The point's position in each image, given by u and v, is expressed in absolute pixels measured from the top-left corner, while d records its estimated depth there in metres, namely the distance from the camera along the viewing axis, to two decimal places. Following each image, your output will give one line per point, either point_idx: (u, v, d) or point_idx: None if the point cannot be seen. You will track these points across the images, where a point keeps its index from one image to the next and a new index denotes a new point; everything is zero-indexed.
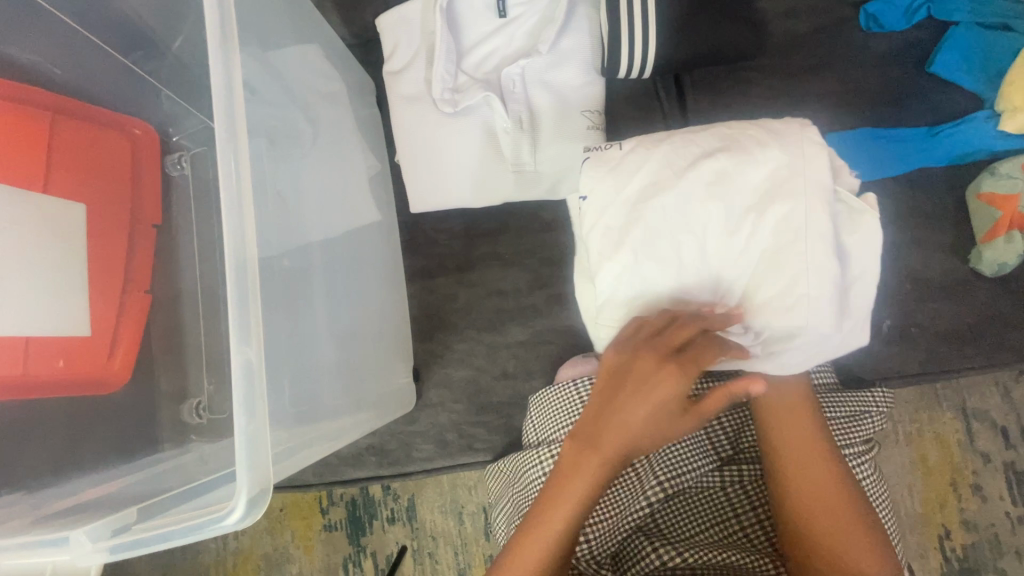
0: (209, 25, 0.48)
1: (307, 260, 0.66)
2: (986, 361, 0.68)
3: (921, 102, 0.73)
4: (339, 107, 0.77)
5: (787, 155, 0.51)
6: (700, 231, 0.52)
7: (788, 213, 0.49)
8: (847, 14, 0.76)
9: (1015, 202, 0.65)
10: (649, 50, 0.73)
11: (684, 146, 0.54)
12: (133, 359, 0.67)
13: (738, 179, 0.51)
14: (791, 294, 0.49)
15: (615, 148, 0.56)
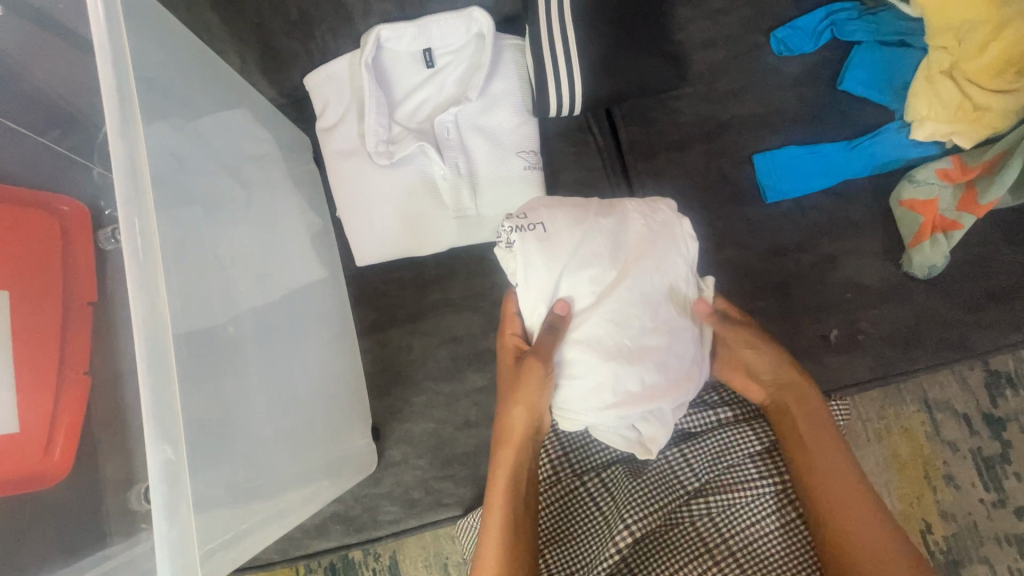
0: (110, 113, 0.47)
1: (246, 328, 0.62)
2: (933, 361, 0.69)
3: (838, 118, 0.76)
4: (275, 168, 0.76)
5: (670, 244, 0.58)
6: (631, 314, 0.55)
7: (675, 296, 0.58)
8: (759, 40, 0.79)
9: (935, 206, 0.68)
10: (576, 89, 0.76)
11: (604, 225, 0.56)
12: (74, 448, 0.62)
13: (646, 260, 0.56)
14: (688, 357, 0.57)
15: (542, 227, 0.54)
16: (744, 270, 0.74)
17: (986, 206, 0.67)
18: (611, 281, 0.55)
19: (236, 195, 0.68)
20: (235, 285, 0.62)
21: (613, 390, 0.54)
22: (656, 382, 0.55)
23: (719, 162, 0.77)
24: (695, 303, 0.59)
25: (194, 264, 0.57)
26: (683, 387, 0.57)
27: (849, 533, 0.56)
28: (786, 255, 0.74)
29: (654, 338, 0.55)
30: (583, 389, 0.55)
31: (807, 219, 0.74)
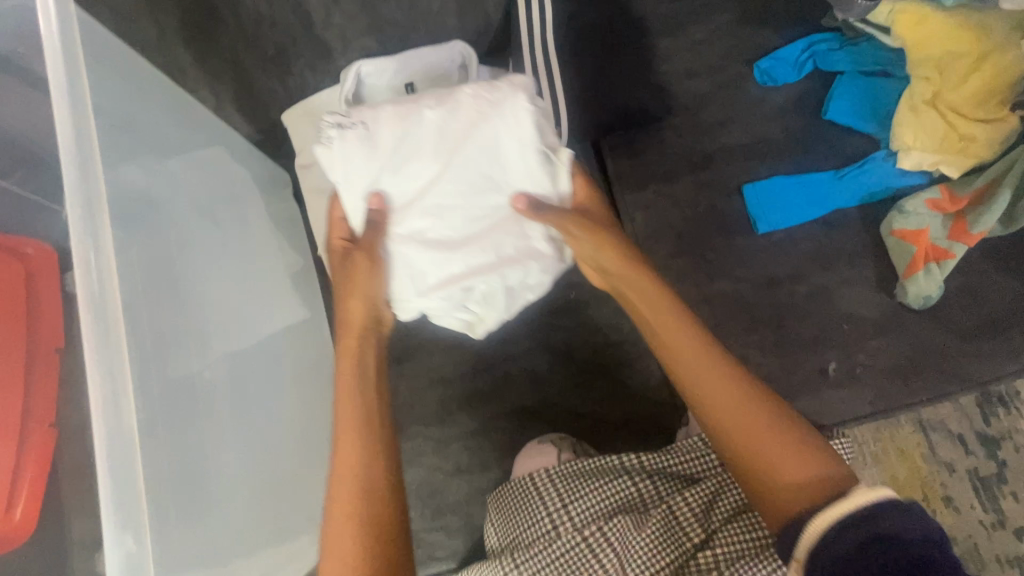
0: (68, 163, 0.48)
1: (221, 375, 0.59)
2: (935, 393, 0.68)
3: (825, 147, 0.76)
4: (252, 206, 0.73)
5: (507, 118, 0.55)
6: (462, 195, 0.57)
7: (515, 178, 0.57)
8: (742, 70, 0.79)
9: (926, 236, 0.68)
10: (562, 121, 0.74)
11: (435, 113, 0.55)
12: (37, 508, 0.60)
13: (477, 137, 0.55)
14: (516, 246, 0.59)
15: (360, 125, 0.54)
16: (738, 302, 0.73)
17: (976, 236, 0.66)
18: (457, 194, 0.57)
19: (211, 234, 0.65)
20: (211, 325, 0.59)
21: (440, 274, 0.58)
22: (482, 262, 0.58)
23: (707, 193, 0.76)
24: (543, 183, 0.57)
25: (168, 305, 0.54)
26: (520, 272, 0.60)
27: (723, 432, 0.51)
28: (779, 286, 0.73)
29: (490, 250, 0.58)
30: (416, 291, 0.60)
31: (800, 249, 0.73)
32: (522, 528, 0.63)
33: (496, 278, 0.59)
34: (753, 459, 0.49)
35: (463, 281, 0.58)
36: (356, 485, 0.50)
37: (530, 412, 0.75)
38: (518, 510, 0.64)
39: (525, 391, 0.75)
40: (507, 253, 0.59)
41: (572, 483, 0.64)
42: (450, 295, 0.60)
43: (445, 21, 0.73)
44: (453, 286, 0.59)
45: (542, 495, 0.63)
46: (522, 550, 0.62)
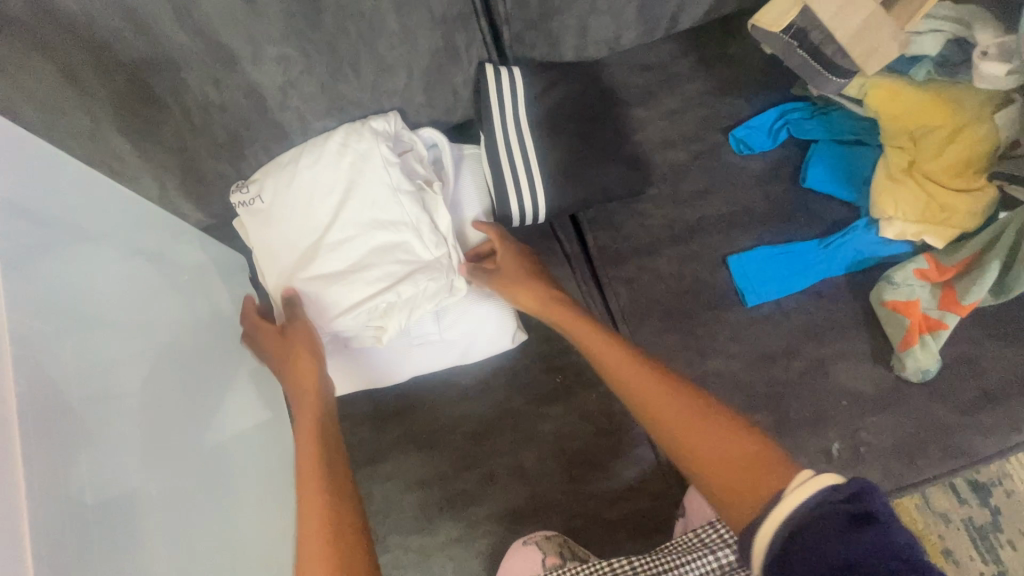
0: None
1: (153, 495, 0.51)
2: (940, 471, 0.65)
3: (806, 215, 0.75)
4: (172, 301, 0.64)
5: (356, 141, 0.65)
6: (344, 217, 0.65)
7: (384, 189, 0.65)
8: (718, 139, 0.78)
9: (918, 307, 0.66)
10: (538, 197, 0.72)
11: (308, 151, 0.66)
12: None
13: (352, 181, 0.65)
14: (406, 261, 0.65)
15: (257, 200, 0.66)
16: (733, 381, 0.69)
17: (968, 306, 0.65)
18: (358, 235, 0.65)
19: (132, 338, 0.56)
20: (139, 441, 0.52)
21: (343, 306, 0.64)
22: (375, 286, 0.64)
23: (693, 266, 0.74)
24: (415, 210, 0.66)
25: (84, 425, 0.46)
26: (410, 290, 0.65)
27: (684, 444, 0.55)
28: (774, 363, 0.69)
29: (390, 274, 0.65)
30: (324, 318, 0.65)
31: (791, 323, 0.70)
32: None
33: (399, 308, 0.65)
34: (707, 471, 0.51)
35: (360, 311, 0.64)
36: (325, 504, 0.50)
37: (519, 515, 0.68)
38: None
39: (512, 489, 0.69)
40: (396, 281, 0.64)
41: None
42: (362, 315, 0.65)
43: (412, 100, 0.69)
44: (355, 314, 0.64)
45: None
46: None
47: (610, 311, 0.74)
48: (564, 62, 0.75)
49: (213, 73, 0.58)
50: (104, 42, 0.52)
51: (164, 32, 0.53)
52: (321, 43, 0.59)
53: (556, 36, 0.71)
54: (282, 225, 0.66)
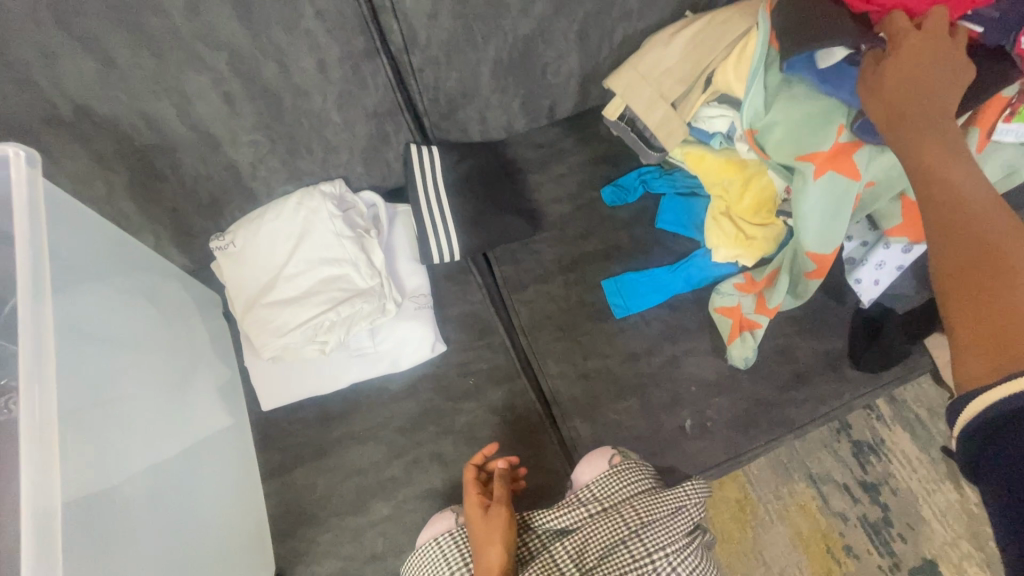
0: (23, 343, 0.56)
1: (136, 480, 0.67)
2: (769, 438, 0.84)
3: (661, 248, 0.97)
4: (163, 332, 0.82)
5: (309, 201, 0.87)
6: (296, 257, 0.85)
7: (330, 236, 0.86)
8: (594, 194, 1.02)
9: (739, 310, 0.88)
10: (453, 239, 0.93)
11: (272, 207, 0.87)
12: None
13: (304, 231, 0.86)
14: (346, 290, 0.85)
15: (231, 245, 0.85)
16: (610, 376, 0.88)
17: (773, 308, 0.86)
18: (308, 269, 0.85)
19: (122, 352, 0.73)
20: (124, 427, 0.68)
21: (291, 324, 0.83)
22: (319, 308, 0.83)
23: (577, 289, 0.94)
24: (353, 251, 0.86)
25: (92, 433, 0.63)
26: (348, 311, 0.84)
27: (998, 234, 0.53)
28: (639, 360, 0.89)
29: (332, 299, 0.84)
30: (278, 333, 0.82)
31: (651, 330, 0.90)
32: None
33: (339, 326, 0.84)
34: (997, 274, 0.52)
35: (306, 327, 0.83)
36: None
37: (438, 494, 0.83)
38: None
39: (433, 472, 0.84)
40: (337, 305, 0.84)
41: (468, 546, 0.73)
42: (307, 331, 0.83)
43: (354, 170, 0.92)
44: (301, 330, 0.82)
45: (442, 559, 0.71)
46: None
47: (514, 326, 0.93)
48: (473, 142, 0.99)
49: (201, 153, 0.79)
50: (125, 134, 0.73)
51: (169, 127, 0.75)
52: (283, 133, 0.82)
53: (464, 124, 0.96)
54: (249, 264, 0.85)
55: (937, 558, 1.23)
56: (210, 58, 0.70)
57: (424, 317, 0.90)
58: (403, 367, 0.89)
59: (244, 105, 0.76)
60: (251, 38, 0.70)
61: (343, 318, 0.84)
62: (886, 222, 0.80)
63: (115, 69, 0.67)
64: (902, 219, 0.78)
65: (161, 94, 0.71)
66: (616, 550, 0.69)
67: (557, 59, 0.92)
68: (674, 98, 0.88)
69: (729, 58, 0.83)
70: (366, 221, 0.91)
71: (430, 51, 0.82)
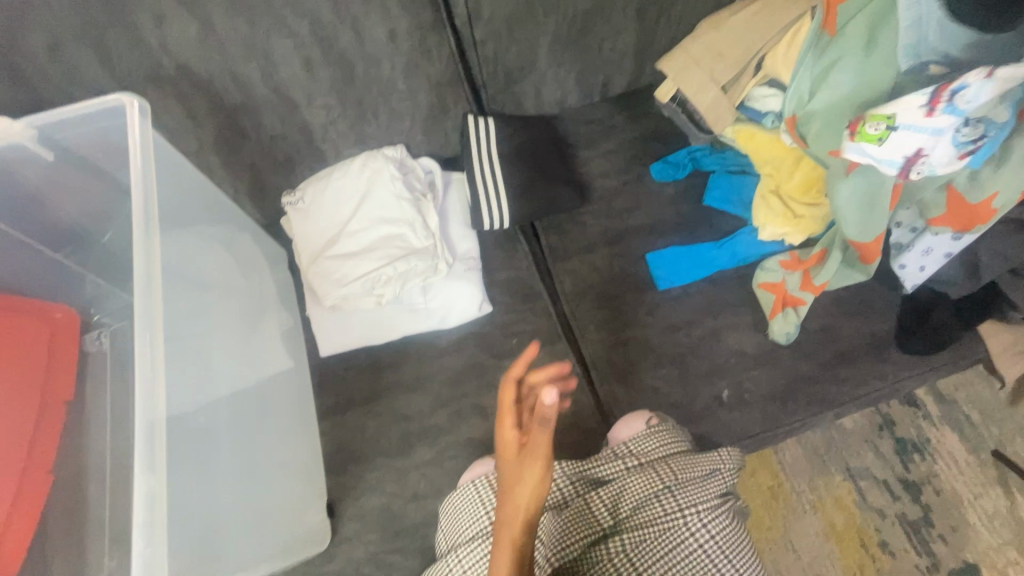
0: (135, 263, 0.64)
1: (210, 405, 0.74)
2: (807, 415, 0.86)
3: (707, 225, 0.99)
4: (236, 276, 0.89)
5: (372, 164, 0.93)
6: (359, 215, 0.91)
7: (389, 196, 0.92)
8: (643, 170, 1.04)
9: (782, 286, 0.89)
10: (503, 207, 0.97)
11: (338, 168, 0.94)
12: (25, 547, 0.72)
13: (367, 191, 0.92)
14: (402, 247, 0.90)
15: (302, 201, 0.93)
16: (649, 344, 0.90)
17: (819, 286, 0.86)
18: (369, 226, 0.91)
19: (197, 291, 0.80)
20: (201, 357, 0.75)
21: (352, 276, 0.89)
22: (377, 263, 0.89)
23: (621, 261, 0.97)
24: (410, 212, 0.92)
25: (175, 363, 0.70)
26: (404, 267, 0.89)
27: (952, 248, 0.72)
28: (679, 331, 0.91)
29: (390, 255, 0.90)
30: (340, 284, 0.89)
31: (693, 303, 0.92)
32: (467, 528, 0.74)
33: (395, 281, 0.89)
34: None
35: (364, 280, 0.88)
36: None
37: (478, 444, 0.88)
38: (464, 512, 0.75)
39: (474, 423, 0.89)
40: (393, 261, 0.89)
41: None
42: (366, 283, 0.89)
43: (415, 137, 0.98)
44: (360, 282, 0.88)
45: (483, 497, 0.75)
46: (467, 547, 0.73)
47: (557, 293, 0.96)
48: (527, 115, 1.03)
49: (280, 114, 0.87)
50: (215, 93, 0.81)
51: (254, 88, 0.82)
52: (353, 99, 0.88)
53: (519, 97, 1.00)
54: (316, 219, 0.92)
55: (980, 562, 1.19)
56: (294, 24, 0.76)
57: (472, 278, 0.94)
58: (450, 324, 0.94)
59: (321, 71, 0.83)
60: (332, 6, 0.76)
61: (398, 272, 0.89)
62: (930, 211, 0.75)
63: (213, 32, 0.74)
64: (946, 208, 0.73)
65: (250, 57, 0.78)
66: (650, 506, 0.71)
67: (614, 35, 0.95)
68: (725, 83, 0.88)
69: (780, 44, 0.84)
70: (421, 185, 0.96)
71: (493, 24, 0.86)
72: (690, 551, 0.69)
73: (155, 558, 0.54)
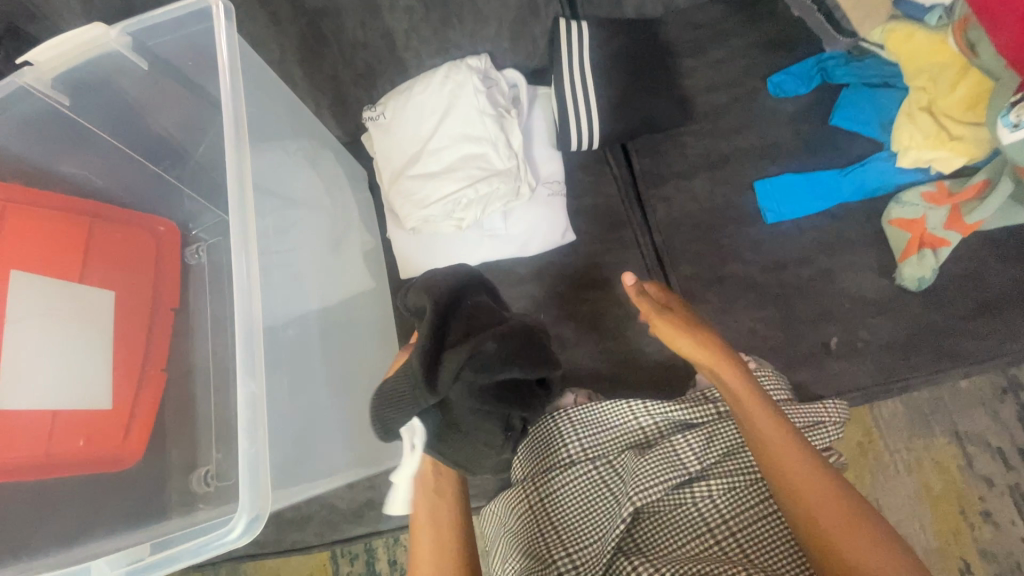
0: (229, 172, 0.63)
1: (297, 321, 0.75)
2: (929, 370, 0.76)
3: (832, 149, 0.87)
4: (321, 195, 0.89)
5: (455, 76, 0.86)
6: (440, 132, 0.86)
7: (472, 112, 0.85)
8: (758, 84, 0.91)
9: (921, 224, 0.78)
10: (594, 126, 0.87)
11: (419, 81, 0.88)
12: (146, 437, 0.82)
13: (449, 106, 0.86)
14: (484, 169, 0.85)
15: (382, 116, 0.89)
16: (750, 282, 0.82)
17: (970, 226, 0.77)
18: (451, 144, 0.86)
19: (282, 209, 0.80)
20: (288, 275, 0.76)
21: (432, 196, 0.85)
22: (458, 184, 0.84)
23: (724, 189, 0.87)
24: (494, 129, 0.85)
25: (267, 276, 0.72)
26: (484, 189, 0.84)
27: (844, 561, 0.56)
28: (786, 270, 0.82)
29: (472, 176, 0.85)
30: (421, 205, 0.86)
31: (806, 239, 0.83)
32: (544, 460, 0.72)
33: (476, 204, 0.85)
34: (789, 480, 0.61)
35: (445, 201, 0.85)
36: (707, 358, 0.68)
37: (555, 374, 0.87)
38: (541, 442, 0.73)
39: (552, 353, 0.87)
40: (475, 183, 0.84)
41: (585, 424, 0.72)
42: (446, 206, 0.85)
43: (500, 46, 0.89)
44: (440, 204, 0.85)
45: (563, 430, 0.72)
46: (543, 477, 0.71)
47: (648, 222, 0.88)
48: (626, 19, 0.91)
49: (362, 19, 0.81)
50: None
51: None
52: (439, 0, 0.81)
53: None
54: (396, 136, 0.88)
55: None
56: None
57: (555, 204, 0.89)
58: (530, 251, 0.89)
59: None
60: None
61: (478, 195, 0.85)
62: None
63: None
64: None
65: None
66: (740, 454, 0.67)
67: None
68: None
69: None
70: (505, 100, 0.89)
71: None
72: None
73: (259, 462, 0.55)
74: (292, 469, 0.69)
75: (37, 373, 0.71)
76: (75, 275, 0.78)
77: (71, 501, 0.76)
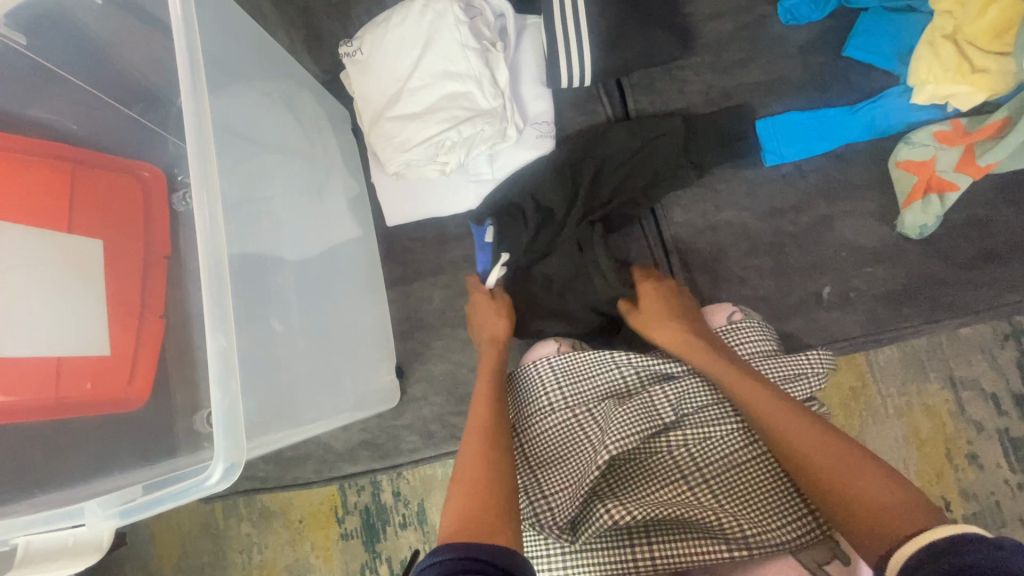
0: (186, 119, 0.60)
1: (282, 270, 0.75)
2: (923, 320, 0.78)
3: (842, 84, 0.82)
4: (303, 140, 0.85)
5: (434, 6, 0.80)
6: (419, 69, 0.81)
7: (453, 46, 0.79)
8: (766, 11, 0.84)
9: (930, 166, 0.75)
10: (585, 59, 0.81)
11: (396, 12, 0.81)
12: (151, 381, 0.83)
13: (428, 39, 0.80)
14: (467, 109, 0.80)
15: (358, 52, 0.83)
16: (737, 229, 0.83)
17: (982, 167, 0.74)
18: (432, 82, 0.80)
19: (264, 152, 0.77)
20: (270, 223, 0.75)
21: (414, 140, 0.81)
22: (439, 125, 0.80)
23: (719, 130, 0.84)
24: (477, 63, 0.79)
25: (247, 226, 0.71)
26: (468, 132, 0.80)
27: (877, 529, 0.50)
28: (781, 217, 0.82)
29: (454, 117, 0.80)
30: (402, 148, 0.82)
31: (805, 183, 0.81)
32: (528, 409, 0.73)
33: (458, 147, 0.81)
34: (842, 475, 0.55)
35: (427, 146, 0.81)
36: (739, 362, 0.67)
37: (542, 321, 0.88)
38: (526, 389, 0.74)
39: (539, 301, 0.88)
40: (459, 124, 0.80)
41: (567, 374, 0.73)
42: (429, 148, 0.81)
43: None
44: (423, 148, 0.81)
45: (545, 380, 0.73)
46: (525, 423, 0.73)
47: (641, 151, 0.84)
48: None
49: None
50: None
51: None
52: None
53: None
54: (372, 74, 0.83)
55: None
56: None
57: (542, 146, 0.85)
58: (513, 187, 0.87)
59: None
60: None
61: (461, 137, 0.80)
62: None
63: None
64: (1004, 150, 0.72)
65: None
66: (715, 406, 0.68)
67: None
68: None
69: None
70: (490, 30, 0.82)
71: None
72: (756, 458, 0.66)
73: (233, 413, 0.57)
74: (284, 413, 0.72)
75: (30, 321, 0.71)
76: (63, 225, 0.77)
77: (81, 441, 0.79)
